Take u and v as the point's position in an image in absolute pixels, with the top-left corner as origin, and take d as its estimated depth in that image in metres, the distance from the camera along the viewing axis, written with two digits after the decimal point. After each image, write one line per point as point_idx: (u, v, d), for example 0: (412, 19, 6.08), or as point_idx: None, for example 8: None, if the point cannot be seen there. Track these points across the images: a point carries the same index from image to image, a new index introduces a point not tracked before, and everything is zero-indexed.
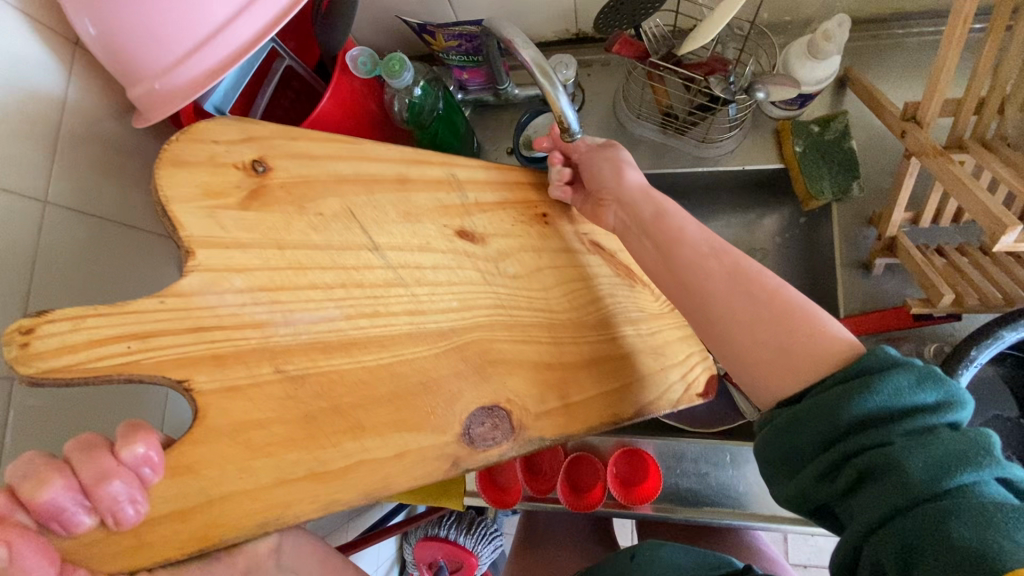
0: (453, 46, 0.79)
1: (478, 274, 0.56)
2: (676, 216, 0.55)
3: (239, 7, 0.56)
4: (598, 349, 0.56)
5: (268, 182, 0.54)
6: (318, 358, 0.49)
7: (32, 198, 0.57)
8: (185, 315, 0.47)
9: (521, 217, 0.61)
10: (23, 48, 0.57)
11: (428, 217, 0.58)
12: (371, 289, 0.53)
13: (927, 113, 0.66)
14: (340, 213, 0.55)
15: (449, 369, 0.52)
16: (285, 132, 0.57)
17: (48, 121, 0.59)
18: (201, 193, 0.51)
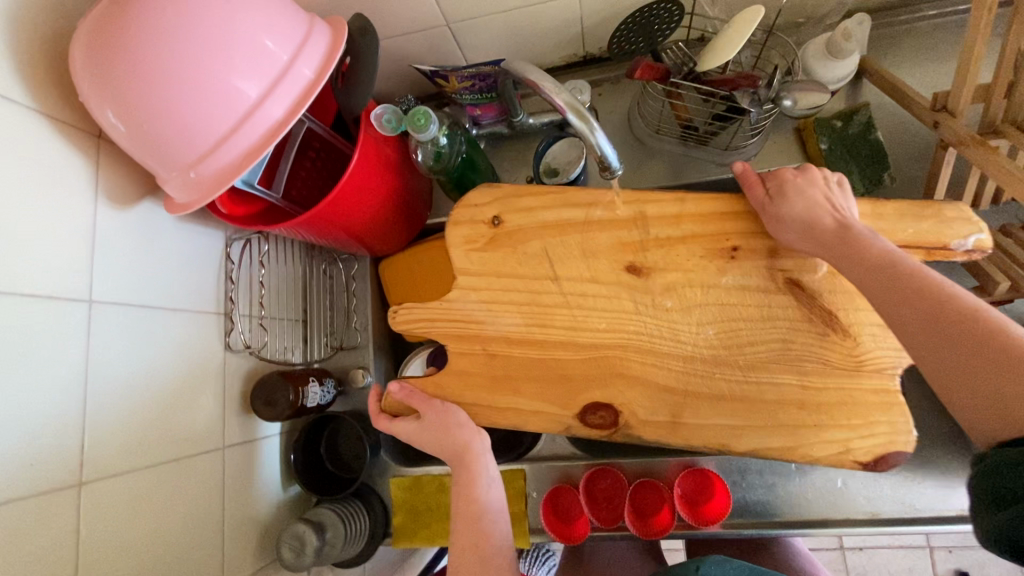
0: (467, 86, 0.80)
1: (632, 305, 0.57)
2: (879, 243, 0.50)
3: (267, 85, 0.56)
4: (758, 395, 0.54)
5: (501, 234, 0.61)
6: (510, 347, 0.58)
7: (77, 299, 0.57)
8: (444, 313, 0.60)
9: (705, 252, 0.58)
10: (53, 149, 0.56)
11: (606, 256, 0.59)
12: (546, 305, 0.58)
13: (958, 101, 0.65)
14: (539, 252, 0.59)
15: (583, 369, 0.57)
16: (516, 189, 0.61)
17: (84, 218, 0.58)
18: (461, 240, 0.61)
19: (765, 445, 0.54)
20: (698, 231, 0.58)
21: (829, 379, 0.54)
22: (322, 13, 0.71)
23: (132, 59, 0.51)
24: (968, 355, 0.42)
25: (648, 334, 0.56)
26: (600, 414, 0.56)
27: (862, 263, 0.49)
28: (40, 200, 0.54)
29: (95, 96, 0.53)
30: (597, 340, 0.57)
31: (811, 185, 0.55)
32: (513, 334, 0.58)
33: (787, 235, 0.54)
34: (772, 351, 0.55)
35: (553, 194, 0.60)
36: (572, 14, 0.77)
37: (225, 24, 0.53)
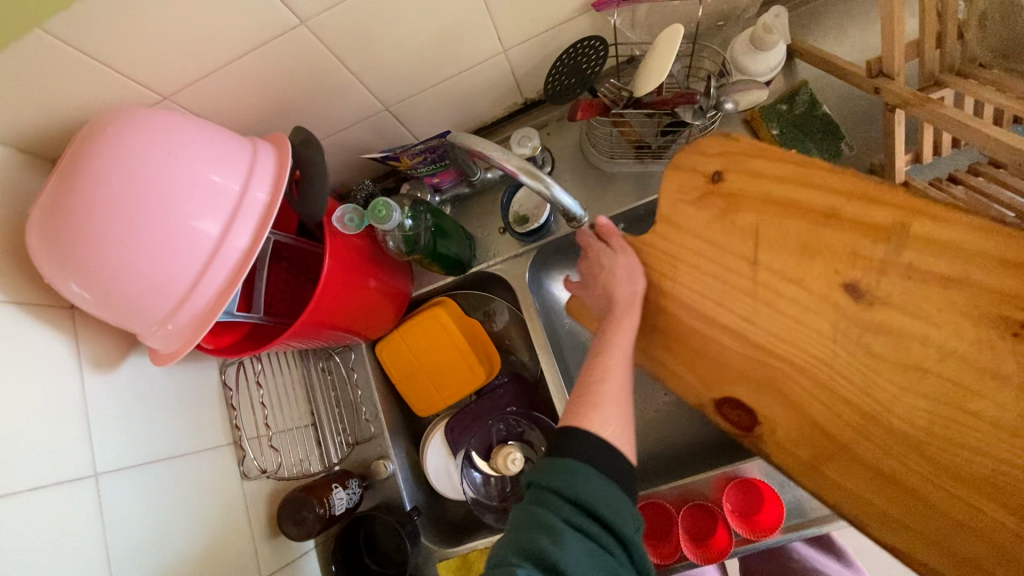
0: (419, 161, 0.81)
1: (835, 331, 0.53)
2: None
3: (225, 220, 0.57)
4: (942, 506, 0.49)
5: (720, 192, 0.60)
6: (687, 320, 0.59)
7: (81, 478, 0.55)
8: (661, 258, 0.61)
9: (964, 315, 0.50)
10: (28, 334, 0.55)
11: (820, 258, 0.55)
12: (743, 288, 0.57)
13: (892, 64, 0.65)
14: (750, 228, 0.58)
15: (736, 367, 0.57)
16: (753, 150, 0.59)
17: (73, 391, 0.58)
18: (675, 188, 0.62)
19: (906, 548, 0.50)
20: (976, 285, 0.50)
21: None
22: (264, 130, 0.72)
23: (88, 232, 0.52)
24: None
25: (807, 353, 0.54)
26: (738, 412, 0.56)
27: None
28: (25, 388, 0.53)
29: (58, 274, 0.54)
30: (769, 342, 0.55)
31: None
32: (701, 309, 0.58)
33: None
34: (1002, 472, 0.48)
35: (796, 169, 0.57)
36: (501, 69, 0.78)
37: (170, 174, 0.54)
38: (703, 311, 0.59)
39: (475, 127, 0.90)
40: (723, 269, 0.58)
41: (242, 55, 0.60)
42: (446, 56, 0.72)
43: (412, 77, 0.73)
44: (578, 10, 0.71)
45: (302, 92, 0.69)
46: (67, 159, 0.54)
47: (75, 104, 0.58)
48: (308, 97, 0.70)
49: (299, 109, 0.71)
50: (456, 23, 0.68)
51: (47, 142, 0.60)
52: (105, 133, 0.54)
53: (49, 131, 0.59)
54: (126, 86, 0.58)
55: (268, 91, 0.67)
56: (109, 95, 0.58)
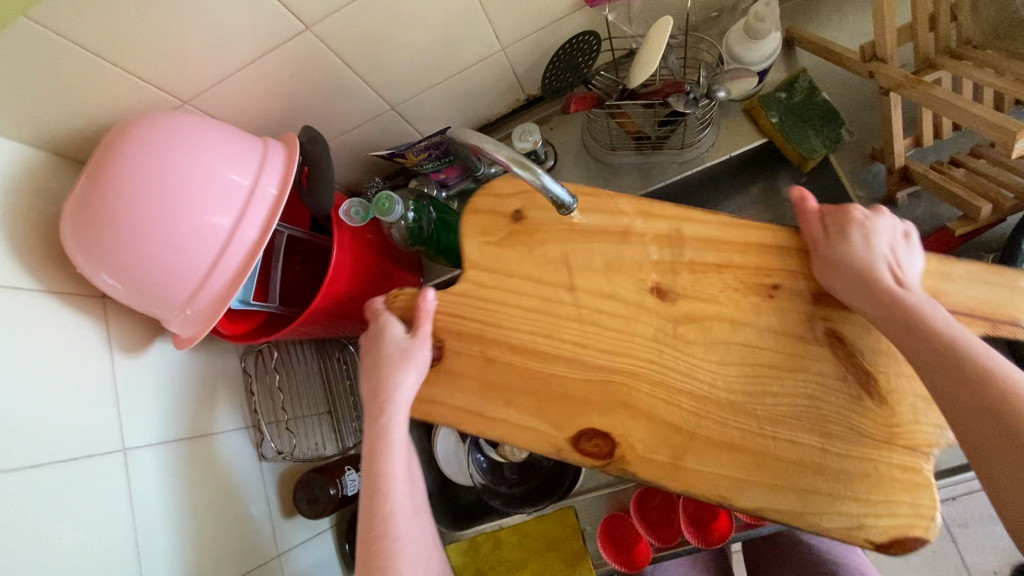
0: (424, 157, 0.84)
1: (655, 330, 0.55)
2: (939, 337, 0.47)
3: (237, 213, 0.61)
4: (772, 452, 0.51)
5: (522, 228, 0.60)
6: (509, 356, 0.56)
7: (111, 452, 0.60)
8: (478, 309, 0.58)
9: (738, 287, 0.56)
10: (61, 320, 0.60)
11: (628, 273, 0.57)
12: (555, 317, 0.57)
13: (885, 48, 0.66)
14: (558, 258, 0.59)
15: (581, 393, 0.54)
16: (532, 190, 0.61)
17: (103, 373, 0.63)
18: (478, 232, 0.61)
19: (769, 507, 0.50)
20: (742, 262, 0.56)
21: (852, 446, 0.50)
22: (276, 131, 0.77)
23: (114, 225, 0.57)
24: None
25: (657, 363, 0.54)
26: (595, 442, 0.53)
27: (897, 328, 0.49)
28: (61, 369, 0.58)
29: (89, 265, 0.58)
30: (605, 359, 0.55)
31: (878, 231, 0.52)
32: (523, 346, 0.56)
33: (836, 281, 0.53)
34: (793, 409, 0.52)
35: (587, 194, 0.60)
36: (500, 67, 0.81)
37: (188, 171, 0.58)
38: (534, 345, 0.56)
39: (479, 124, 0.93)
40: (546, 301, 0.57)
41: (254, 60, 0.64)
42: (445, 56, 0.75)
43: (415, 77, 0.77)
44: (573, 7, 0.73)
45: (309, 95, 0.73)
46: (96, 160, 0.59)
47: (101, 109, 0.62)
48: (315, 99, 0.74)
49: (310, 111, 0.76)
50: (454, 24, 0.71)
51: (76, 146, 0.65)
52: (130, 135, 0.59)
53: (83, 136, 0.65)
54: (148, 92, 0.63)
55: (280, 95, 0.71)
56: (133, 100, 0.63)
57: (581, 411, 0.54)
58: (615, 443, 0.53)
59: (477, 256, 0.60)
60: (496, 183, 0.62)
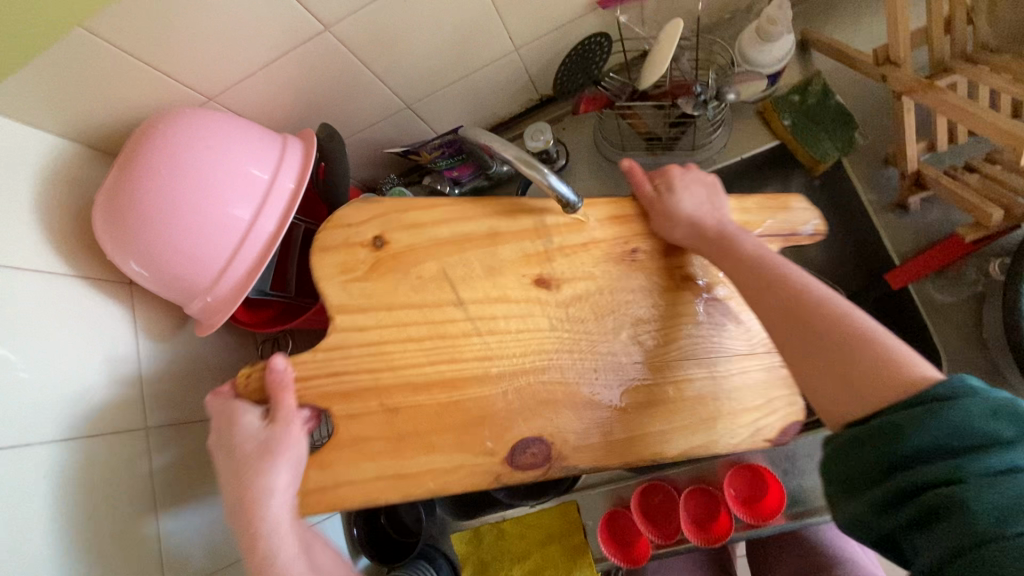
0: (438, 154, 0.86)
1: (550, 320, 0.59)
2: (750, 257, 0.56)
3: (256, 205, 0.64)
4: (671, 395, 0.58)
5: (384, 256, 0.61)
6: (409, 395, 0.57)
7: (135, 430, 0.64)
8: (373, 357, 0.58)
9: (605, 257, 0.62)
10: (90, 305, 0.64)
11: (511, 271, 0.61)
12: (450, 339, 0.58)
13: (899, 51, 0.65)
14: (436, 275, 0.60)
15: (502, 404, 0.57)
16: (399, 205, 0.62)
17: (129, 355, 0.66)
18: (339, 272, 0.60)
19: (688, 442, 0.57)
20: (603, 236, 0.62)
21: (728, 366, 0.59)
22: (295, 128, 0.79)
23: (142, 215, 0.60)
24: (864, 379, 0.45)
25: (584, 355, 0.59)
26: (532, 452, 0.56)
27: (722, 262, 0.57)
28: (89, 350, 0.62)
29: (119, 252, 0.61)
30: (517, 364, 0.58)
31: (690, 186, 0.62)
32: (428, 381, 0.57)
33: (677, 231, 0.60)
34: (663, 350, 0.59)
35: (445, 208, 0.62)
36: (513, 67, 0.82)
37: (212, 164, 0.62)
38: (431, 379, 0.57)
39: (492, 124, 0.94)
40: (437, 327, 0.59)
41: (276, 58, 0.67)
42: (459, 57, 0.77)
43: (430, 76, 0.79)
44: (585, 8, 0.74)
45: (327, 93, 0.75)
46: (127, 153, 0.63)
47: (129, 105, 0.66)
48: (333, 97, 0.76)
49: (328, 108, 0.78)
50: (467, 25, 0.72)
51: (104, 139, 0.69)
52: (158, 130, 0.62)
53: (116, 130, 0.68)
54: (176, 89, 0.66)
55: (299, 93, 0.74)
56: (162, 96, 0.66)
57: (511, 426, 0.57)
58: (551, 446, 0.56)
59: (343, 299, 0.59)
60: (339, 215, 0.62)
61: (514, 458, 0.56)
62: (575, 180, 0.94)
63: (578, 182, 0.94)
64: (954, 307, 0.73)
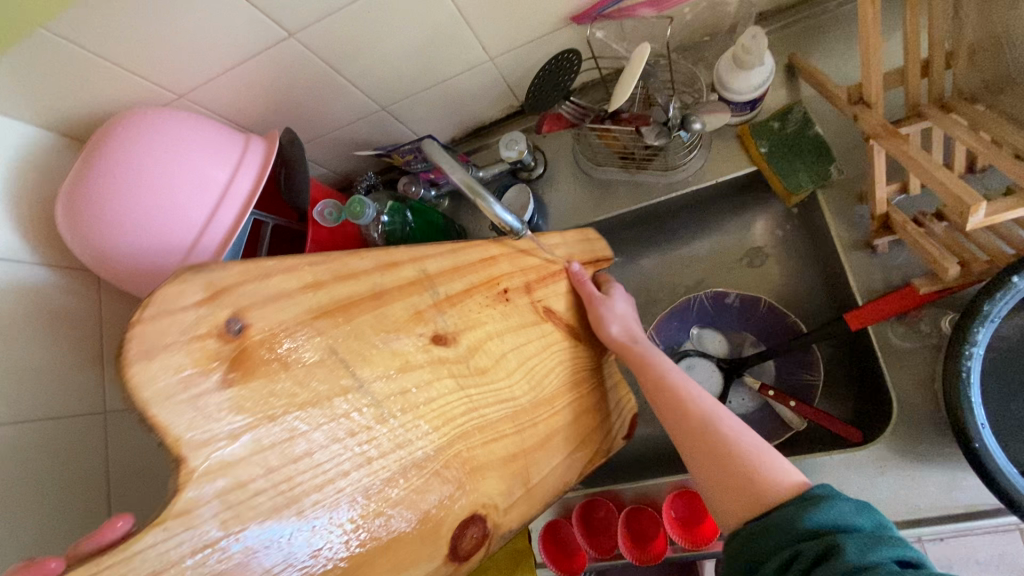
0: (411, 158, 0.87)
1: (452, 381, 0.51)
2: (668, 367, 0.58)
3: (212, 206, 0.65)
4: (537, 426, 0.55)
5: (247, 344, 0.41)
6: (331, 521, 0.42)
7: (93, 413, 0.67)
8: (276, 487, 0.40)
9: (488, 300, 0.56)
10: (54, 292, 0.66)
11: (404, 333, 0.49)
12: (355, 436, 0.44)
13: (871, 92, 0.63)
14: (326, 356, 0.45)
15: (437, 494, 0.47)
16: (249, 265, 0.43)
17: (91, 341, 0.69)
18: (187, 373, 0.39)
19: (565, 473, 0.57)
20: (467, 270, 0.56)
21: (586, 381, 0.62)
22: (268, 126, 0.80)
23: (99, 212, 0.61)
24: (743, 479, 0.48)
25: (494, 406, 0.53)
26: (471, 535, 0.48)
27: (649, 368, 0.58)
28: (51, 335, 0.65)
29: (79, 246, 0.64)
30: (437, 444, 0.48)
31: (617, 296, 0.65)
32: (349, 497, 0.43)
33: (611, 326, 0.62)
34: (533, 387, 0.56)
35: (309, 264, 0.46)
36: (491, 76, 0.82)
37: (166, 165, 0.63)
38: (336, 502, 0.42)
39: (473, 128, 0.94)
40: (340, 421, 0.44)
41: (243, 61, 0.68)
42: (433, 65, 0.77)
43: (403, 81, 0.79)
44: (560, 23, 0.73)
45: (298, 95, 0.76)
46: (91, 150, 0.64)
47: (102, 100, 0.67)
48: (305, 98, 0.77)
49: (300, 109, 0.79)
50: (440, 35, 0.72)
51: (80, 130, 0.71)
52: (119, 131, 0.63)
53: (86, 124, 0.70)
54: (146, 87, 0.67)
55: (270, 93, 0.75)
56: (131, 94, 0.68)
57: (444, 517, 0.47)
58: (489, 520, 0.50)
59: (200, 427, 0.39)
60: (161, 294, 0.38)
61: (457, 546, 0.47)
62: (553, 190, 0.94)
63: (555, 193, 0.94)
64: (911, 354, 0.71)
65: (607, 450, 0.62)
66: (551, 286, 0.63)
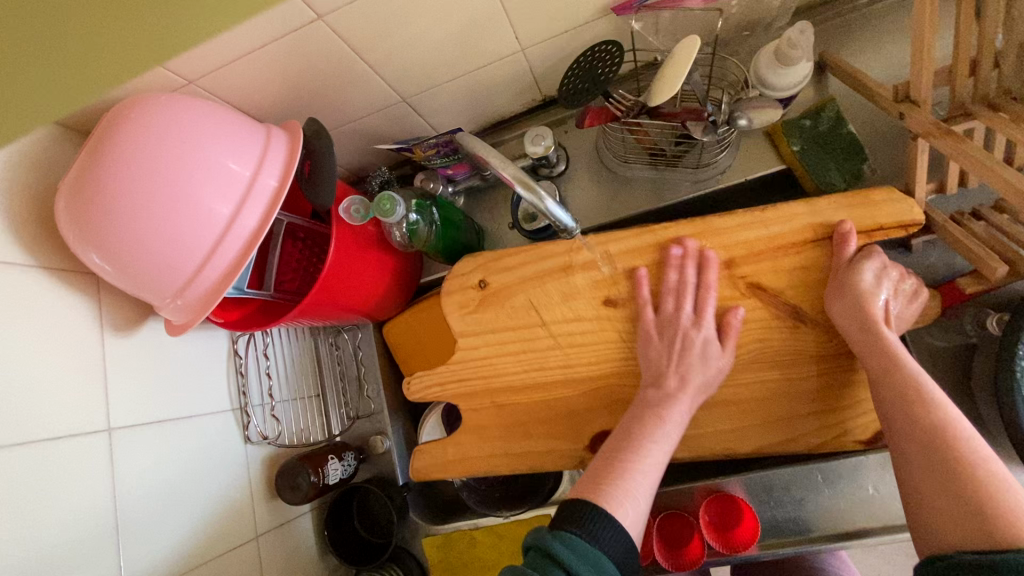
0: (433, 153, 0.82)
1: (615, 332, 0.66)
2: (911, 362, 0.53)
3: (235, 202, 0.60)
4: (717, 399, 0.63)
5: (488, 294, 0.72)
6: (507, 396, 0.70)
7: (97, 431, 0.61)
8: (490, 373, 0.70)
9: (670, 273, 0.66)
10: (52, 298, 0.60)
11: (584, 295, 0.68)
12: (538, 353, 0.69)
13: (920, 90, 0.63)
14: (524, 305, 0.70)
15: (587, 407, 0.67)
16: (493, 255, 0.72)
17: (93, 351, 0.63)
18: (455, 308, 0.73)
19: (747, 440, 0.62)
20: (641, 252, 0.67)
21: (811, 367, 0.61)
22: (282, 116, 0.75)
23: (112, 208, 0.56)
24: (969, 515, 0.43)
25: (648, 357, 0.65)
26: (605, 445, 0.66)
27: (882, 356, 0.54)
28: (49, 347, 0.59)
29: (80, 243, 0.58)
30: (592, 376, 0.67)
31: (884, 264, 0.58)
32: (523, 385, 0.69)
33: (836, 302, 0.59)
34: None
35: (527, 252, 0.71)
36: (518, 68, 0.78)
37: (187, 158, 0.58)
38: (529, 384, 0.69)
39: (492, 121, 0.90)
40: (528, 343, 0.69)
41: (264, 44, 0.62)
42: (461, 54, 0.73)
43: (430, 70, 0.74)
44: (598, 13, 0.70)
45: (317, 83, 0.71)
46: (96, 138, 0.58)
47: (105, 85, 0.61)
48: (324, 87, 0.72)
49: (318, 98, 0.74)
50: (472, 23, 0.68)
51: (78, 119, 0.64)
52: (128, 119, 0.57)
53: (85, 111, 0.63)
54: (154, 71, 0.61)
55: (287, 81, 0.69)
56: (138, 79, 0.61)
57: (590, 421, 0.66)
58: None
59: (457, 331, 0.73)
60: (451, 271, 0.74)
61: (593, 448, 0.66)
62: (574, 188, 0.91)
63: (577, 191, 0.91)
64: (946, 355, 0.71)
65: (827, 436, 0.61)
66: (763, 254, 0.63)
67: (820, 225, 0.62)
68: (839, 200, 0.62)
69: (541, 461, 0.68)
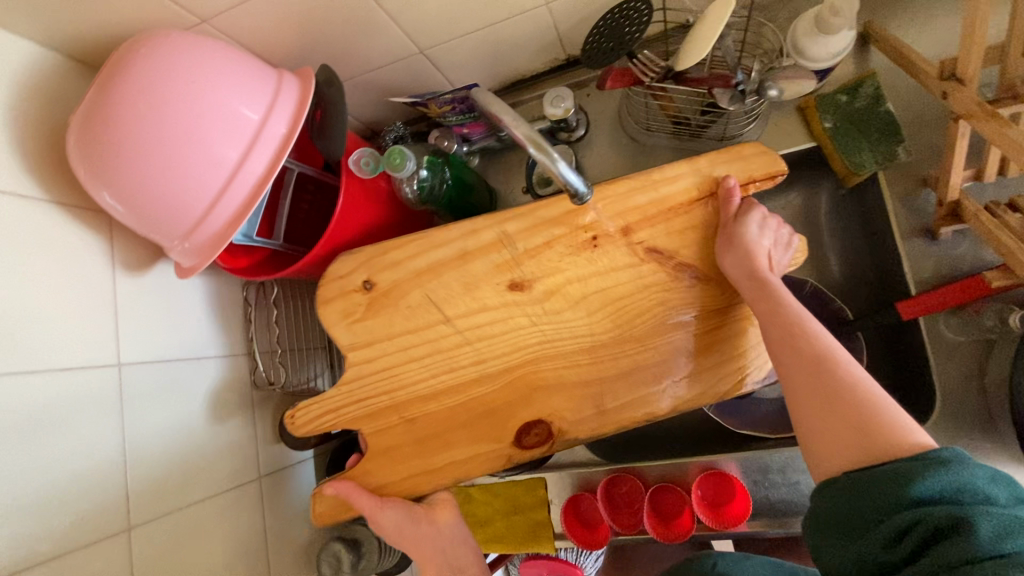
0: (448, 109, 0.80)
1: (528, 320, 0.63)
2: (793, 303, 0.53)
3: (244, 146, 0.60)
4: (623, 360, 0.61)
5: (377, 296, 0.67)
6: (419, 405, 0.64)
7: (107, 364, 0.63)
8: (390, 378, 0.65)
9: (572, 248, 0.64)
10: (66, 233, 0.61)
11: (487, 283, 0.65)
12: (444, 352, 0.64)
13: (968, 67, 0.58)
14: (422, 302, 0.66)
15: (509, 399, 0.62)
16: (379, 249, 0.68)
17: (103, 287, 0.64)
18: (343, 317, 0.67)
19: (655, 409, 0.60)
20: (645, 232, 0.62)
21: (704, 322, 0.61)
22: (297, 63, 0.73)
23: (122, 146, 0.56)
24: (862, 443, 0.43)
25: (557, 343, 0.62)
26: (534, 433, 0.62)
27: (769, 300, 0.54)
28: (63, 279, 0.60)
29: (91, 181, 0.58)
30: (504, 366, 0.63)
31: (764, 221, 0.59)
32: (436, 391, 0.64)
33: (728, 255, 0.59)
34: (621, 331, 0.61)
35: (414, 242, 0.67)
36: (542, 23, 0.75)
37: (197, 98, 0.57)
38: (440, 389, 0.64)
39: (512, 80, 0.88)
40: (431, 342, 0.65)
41: None
42: (482, 5, 0.70)
43: (447, 21, 0.71)
44: None
45: (333, 29, 0.69)
46: (106, 74, 0.58)
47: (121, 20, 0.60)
48: (340, 34, 0.70)
49: (333, 46, 0.72)
50: None
51: (94, 54, 0.64)
52: (139, 56, 0.56)
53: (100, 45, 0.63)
54: (169, 8, 0.60)
55: (302, 25, 0.67)
56: (151, 15, 0.61)
57: (512, 413, 0.62)
58: (553, 426, 0.62)
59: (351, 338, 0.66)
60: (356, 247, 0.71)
61: (520, 440, 0.62)
62: (593, 153, 0.89)
63: (595, 157, 0.88)
64: (964, 349, 0.69)
65: (722, 391, 0.59)
66: (660, 226, 0.63)
67: (703, 183, 0.62)
68: (715, 156, 0.63)
69: (468, 468, 0.63)
